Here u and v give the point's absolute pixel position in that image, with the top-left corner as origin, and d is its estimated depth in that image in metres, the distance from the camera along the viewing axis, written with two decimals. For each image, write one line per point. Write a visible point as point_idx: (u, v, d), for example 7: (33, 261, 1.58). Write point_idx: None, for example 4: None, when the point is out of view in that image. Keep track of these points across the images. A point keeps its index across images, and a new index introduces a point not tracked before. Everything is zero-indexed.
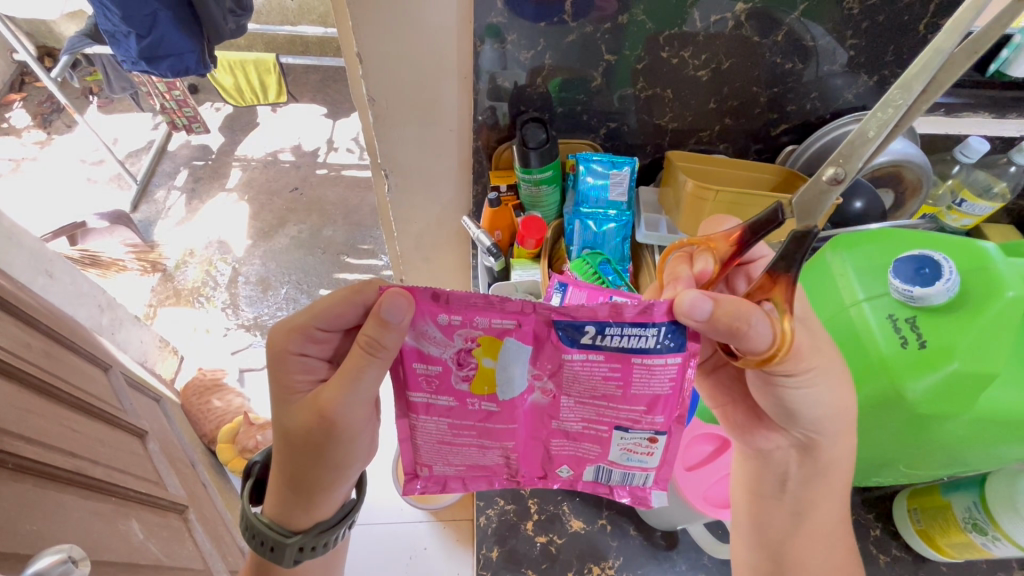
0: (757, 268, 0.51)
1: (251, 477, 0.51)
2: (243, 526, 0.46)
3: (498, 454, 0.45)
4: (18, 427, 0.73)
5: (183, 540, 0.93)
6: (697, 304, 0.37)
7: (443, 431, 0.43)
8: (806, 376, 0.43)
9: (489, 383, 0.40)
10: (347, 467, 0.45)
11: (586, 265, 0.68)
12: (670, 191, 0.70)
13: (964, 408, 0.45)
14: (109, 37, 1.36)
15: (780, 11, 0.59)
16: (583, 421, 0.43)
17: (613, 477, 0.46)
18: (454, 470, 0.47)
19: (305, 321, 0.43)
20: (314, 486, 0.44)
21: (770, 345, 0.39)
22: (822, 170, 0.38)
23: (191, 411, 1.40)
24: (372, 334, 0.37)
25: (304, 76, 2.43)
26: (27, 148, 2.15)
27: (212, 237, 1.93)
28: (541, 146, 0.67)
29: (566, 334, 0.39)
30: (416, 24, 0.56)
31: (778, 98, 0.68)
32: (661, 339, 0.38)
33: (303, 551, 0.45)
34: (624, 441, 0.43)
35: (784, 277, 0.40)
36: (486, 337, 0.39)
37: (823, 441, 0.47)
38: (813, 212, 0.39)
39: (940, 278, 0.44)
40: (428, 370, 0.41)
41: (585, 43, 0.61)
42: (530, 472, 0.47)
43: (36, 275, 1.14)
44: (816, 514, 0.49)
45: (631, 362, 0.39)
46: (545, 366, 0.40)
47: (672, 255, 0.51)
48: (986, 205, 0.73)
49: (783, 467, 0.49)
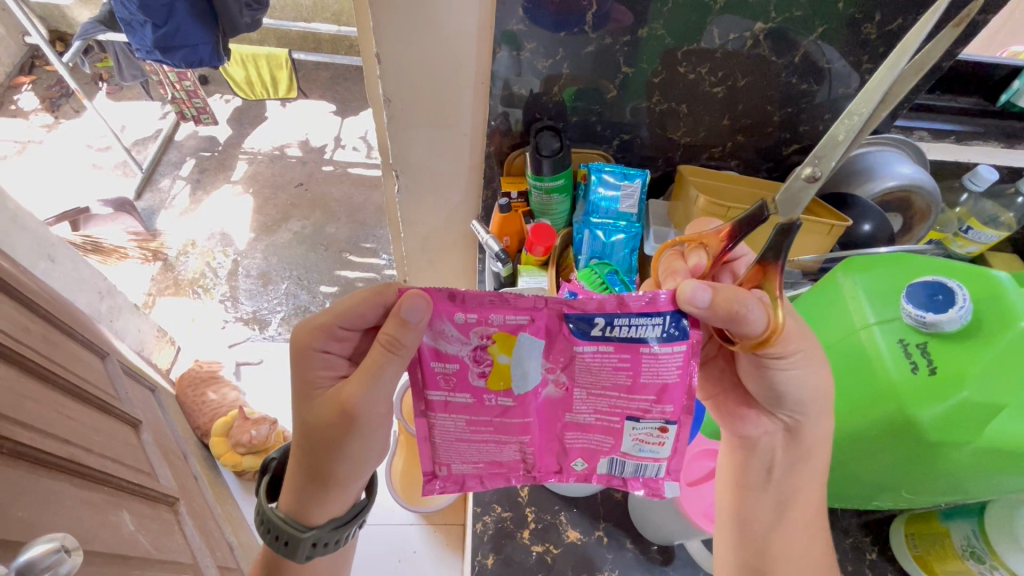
0: (742, 266, 0.52)
1: (268, 473, 0.49)
2: (258, 519, 0.45)
3: (515, 449, 0.44)
4: (13, 411, 0.73)
5: (172, 533, 0.92)
6: (696, 291, 0.37)
7: (460, 428, 0.42)
8: (794, 357, 0.43)
9: (505, 378, 0.40)
10: (364, 462, 0.44)
11: (595, 276, 0.67)
12: (681, 205, 0.71)
13: (971, 438, 0.44)
14: (125, 25, 1.35)
15: (797, 33, 0.60)
16: (596, 413, 0.42)
17: (626, 470, 0.44)
18: (472, 469, 0.45)
19: (327, 319, 0.42)
20: (329, 479, 0.43)
21: (765, 327, 0.39)
22: (799, 169, 0.40)
23: (186, 403, 1.39)
24: (392, 333, 0.37)
25: (314, 73, 2.45)
26: (33, 131, 2.15)
27: (214, 228, 1.92)
28: (555, 154, 0.67)
29: (576, 327, 0.39)
30: (438, 30, 0.57)
31: (791, 118, 0.69)
32: (665, 328, 0.39)
33: (316, 548, 0.44)
34: (636, 431, 0.42)
35: (774, 267, 0.41)
36: (500, 334, 0.39)
37: (807, 423, 0.47)
38: (796, 207, 0.41)
39: (953, 305, 0.45)
40: (446, 369, 0.40)
41: (602, 54, 0.61)
42: (545, 467, 0.45)
43: (38, 259, 1.13)
44: (798, 511, 0.49)
45: (640, 352, 0.39)
46: (558, 359, 0.40)
47: (663, 253, 0.50)
48: (993, 234, 0.71)
49: (769, 452, 0.49)
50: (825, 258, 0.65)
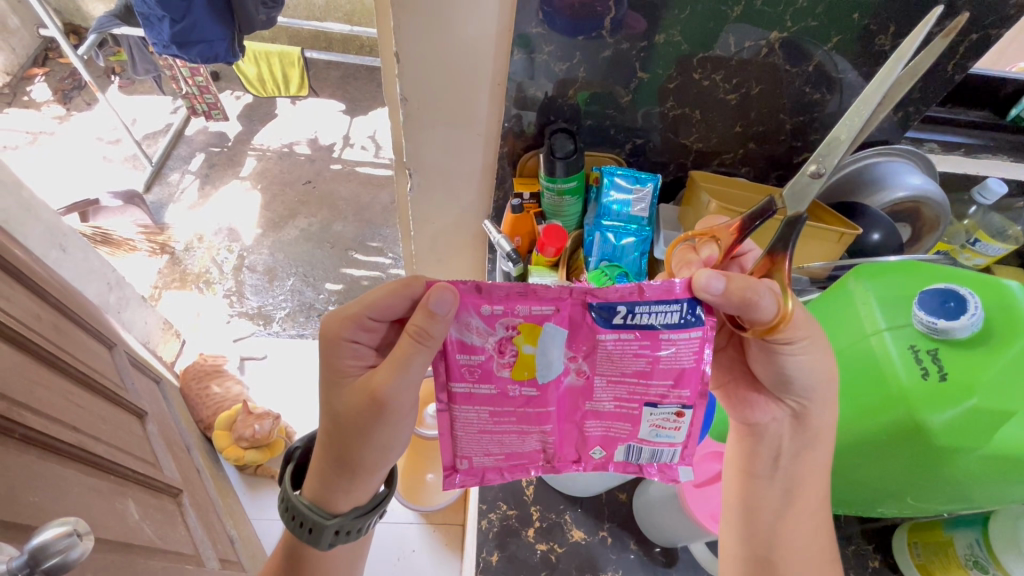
0: (750, 260, 0.52)
1: (292, 462, 0.49)
2: (283, 504, 0.46)
3: (536, 440, 0.44)
4: (24, 397, 0.73)
5: (176, 524, 0.92)
6: (710, 280, 0.38)
7: (483, 420, 0.43)
8: (803, 343, 0.44)
9: (529, 368, 0.41)
10: (390, 450, 0.45)
11: (605, 277, 0.69)
12: (692, 211, 0.72)
13: (979, 444, 0.44)
14: (143, 19, 1.36)
15: (811, 43, 0.60)
16: (616, 400, 0.43)
17: (642, 456, 0.45)
18: (493, 461, 0.45)
19: (356, 310, 0.43)
20: (354, 466, 0.44)
21: (774, 314, 0.40)
22: (804, 167, 0.43)
23: (189, 396, 1.39)
24: (421, 324, 0.38)
25: (325, 72, 2.47)
26: (45, 122, 2.17)
27: (222, 223, 1.93)
28: (569, 156, 0.68)
29: (599, 316, 0.40)
30: (458, 31, 0.58)
31: (803, 127, 0.69)
32: (684, 314, 0.39)
33: (338, 536, 0.44)
34: (654, 417, 0.43)
35: (782, 258, 0.42)
36: (525, 324, 0.39)
37: (814, 409, 0.48)
38: (803, 200, 0.43)
39: (964, 312, 0.45)
40: (470, 361, 0.41)
41: (618, 59, 0.62)
42: (564, 456, 0.46)
43: (49, 249, 1.14)
44: (803, 508, 0.50)
45: (659, 338, 0.40)
46: (580, 348, 0.41)
47: (675, 248, 0.51)
48: (1000, 247, 0.73)
49: (777, 441, 0.49)
50: (836, 265, 0.64)
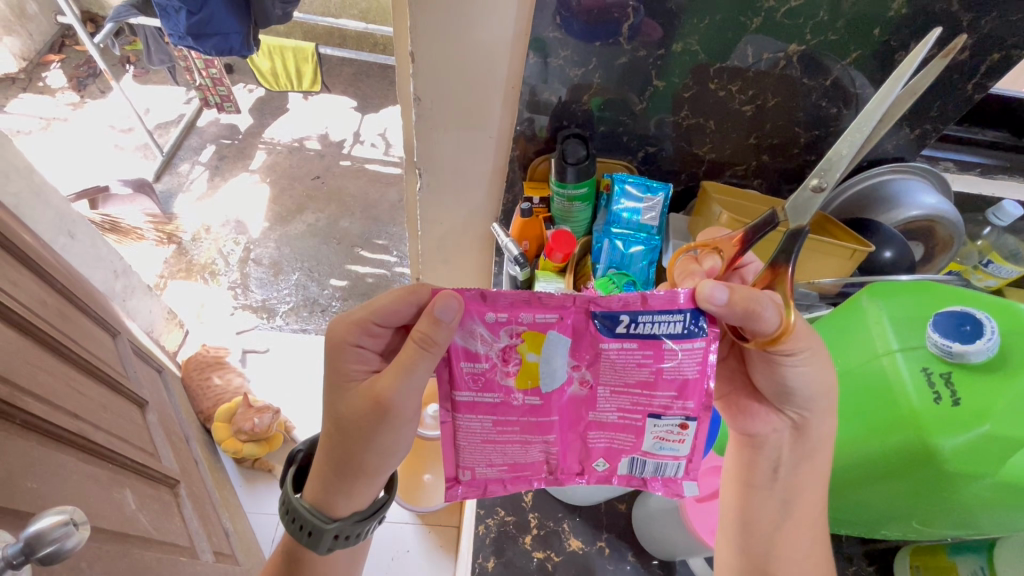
0: (751, 273, 0.51)
1: (295, 463, 0.49)
2: (284, 507, 0.45)
3: (540, 450, 0.44)
4: (27, 382, 0.73)
5: (172, 515, 0.92)
6: (714, 290, 0.37)
7: (487, 429, 0.42)
8: (805, 354, 0.43)
9: (532, 376, 0.40)
10: (391, 455, 0.44)
11: (613, 285, 0.67)
12: (702, 221, 0.71)
13: (991, 471, 0.43)
14: (160, 10, 1.37)
15: (829, 57, 0.60)
16: (619, 411, 0.42)
17: (646, 469, 0.44)
18: (496, 472, 0.44)
19: (363, 315, 0.43)
20: (355, 470, 0.43)
21: (776, 327, 0.39)
22: (807, 180, 0.43)
23: (190, 386, 1.39)
24: (426, 330, 0.38)
25: (337, 68, 2.48)
26: (59, 108, 2.18)
27: (229, 215, 1.94)
28: (580, 162, 0.67)
29: (602, 324, 0.39)
30: (474, 34, 0.58)
31: (817, 140, 0.69)
32: (686, 324, 0.39)
33: (338, 540, 0.44)
34: (657, 429, 0.42)
35: (784, 270, 0.41)
36: (529, 332, 0.39)
37: (814, 421, 0.47)
38: (804, 213, 0.44)
39: (980, 337, 0.44)
40: (474, 369, 0.40)
41: (634, 66, 0.62)
42: (568, 468, 0.45)
43: (58, 235, 1.15)
44: (806, 526, 0.49)
45: (663, 348, 0.39)
46: (583, 357, 0.40)
47: (678, 259, 0.50)
48: (1012, 268, 0.71)
49: (776, 452, 0.49)
50: (847, 282, 0.64)
